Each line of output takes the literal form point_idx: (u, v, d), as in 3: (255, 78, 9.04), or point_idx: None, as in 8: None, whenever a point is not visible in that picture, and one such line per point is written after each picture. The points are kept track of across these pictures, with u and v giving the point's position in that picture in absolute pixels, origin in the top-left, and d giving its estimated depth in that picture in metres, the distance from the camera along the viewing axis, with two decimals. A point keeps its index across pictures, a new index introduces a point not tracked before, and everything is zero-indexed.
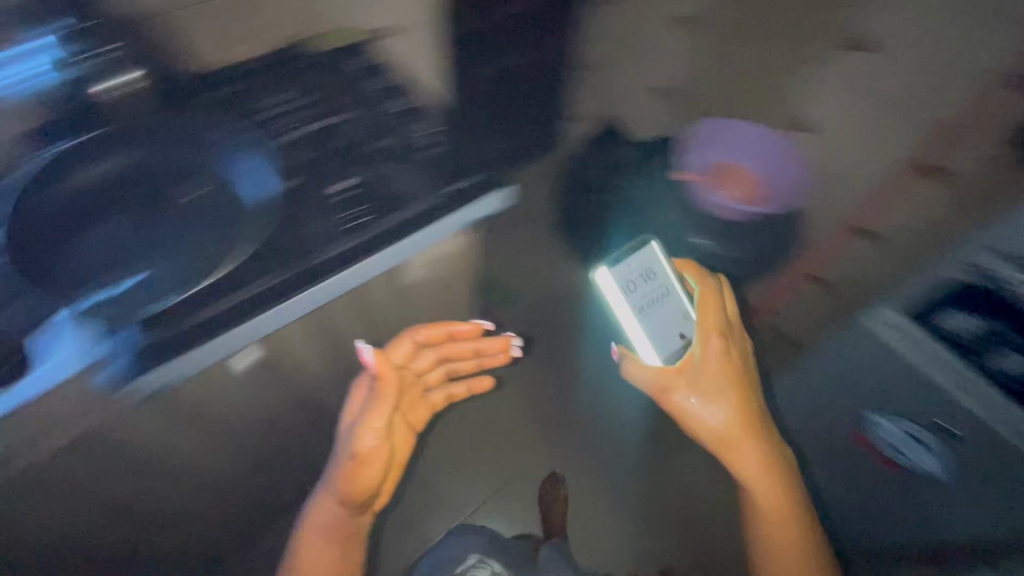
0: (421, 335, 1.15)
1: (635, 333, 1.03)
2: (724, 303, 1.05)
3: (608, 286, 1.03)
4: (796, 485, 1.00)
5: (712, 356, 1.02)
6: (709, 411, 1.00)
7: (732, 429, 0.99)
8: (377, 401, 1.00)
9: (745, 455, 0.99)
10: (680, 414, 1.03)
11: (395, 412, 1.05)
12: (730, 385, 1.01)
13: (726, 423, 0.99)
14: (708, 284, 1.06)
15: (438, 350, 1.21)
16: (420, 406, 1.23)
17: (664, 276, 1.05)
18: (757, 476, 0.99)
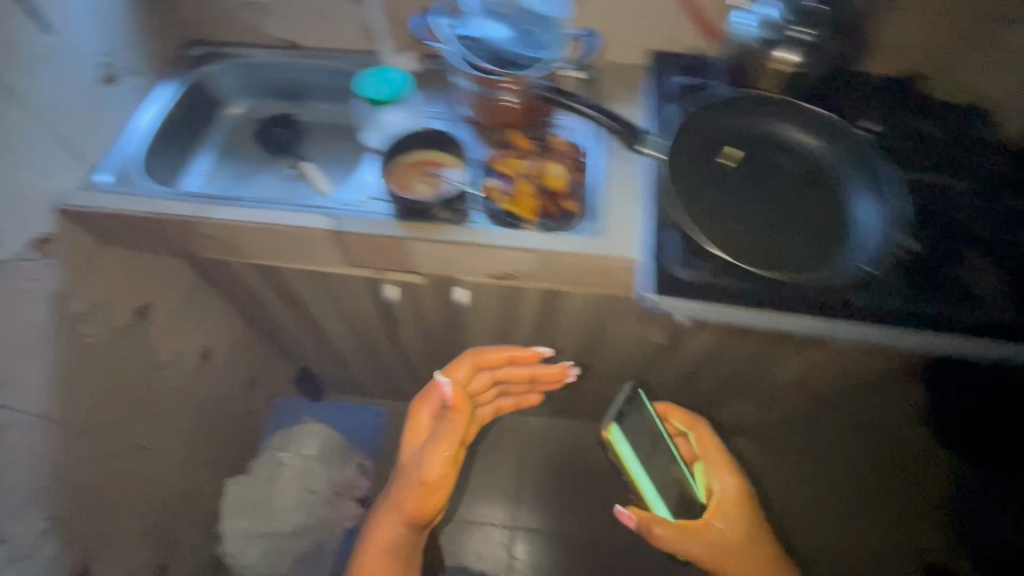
0: (483, 362, 1.08)
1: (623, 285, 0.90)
2: (692, 428, 1.09)
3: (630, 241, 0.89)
4: (758, 544, 0.96)
5: (716, 446, 1.06)
6: (699, 524, 0.93)
7: (728, 542, 0.93)
8: (443, 428, 0.97)
9: (706, 552, 0.91)
10: (703, 548, 0.91)
11: (434, 447, 0.96)
12: (729, 486, 1.00)
13: (735, 536, 0.94)
14: (694, 425, 1.09)
15: (498, 369, 1.11)
16: (430, 427, 1.03)
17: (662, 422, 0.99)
18: (736, 558, 0.93)
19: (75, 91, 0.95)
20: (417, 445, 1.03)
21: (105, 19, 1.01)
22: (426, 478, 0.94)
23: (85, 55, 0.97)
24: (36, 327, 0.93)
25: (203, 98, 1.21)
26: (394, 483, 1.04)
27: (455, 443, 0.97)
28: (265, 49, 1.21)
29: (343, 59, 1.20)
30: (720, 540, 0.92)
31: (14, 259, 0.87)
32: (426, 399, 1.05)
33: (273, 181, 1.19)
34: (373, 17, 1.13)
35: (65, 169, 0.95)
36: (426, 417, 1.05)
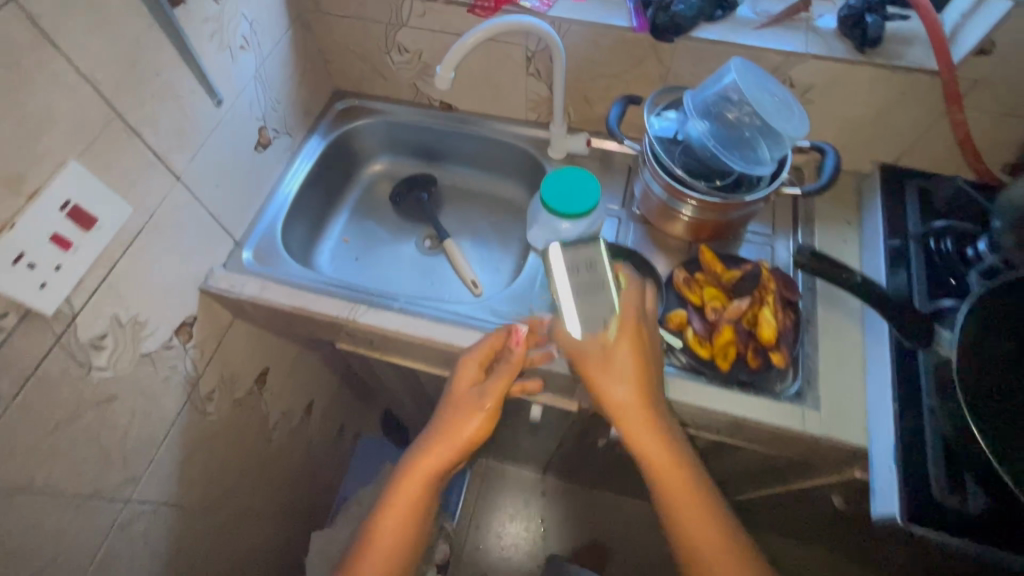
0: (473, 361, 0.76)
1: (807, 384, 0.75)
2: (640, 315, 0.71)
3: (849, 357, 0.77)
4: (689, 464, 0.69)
5: (652, 353, 0.71)
6: (640, 387, 0.67)
7: (655, 377, 0.69)
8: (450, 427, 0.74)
9: (647, 439, 0.67)
10: (641, 420, 0.67)
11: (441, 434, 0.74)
12: (633, 406, 0.68)
13: (654, 372, 0.69)
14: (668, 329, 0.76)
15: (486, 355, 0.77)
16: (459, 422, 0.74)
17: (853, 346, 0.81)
18: (664, 480, 0.67)
19: (231, 163, 0.87)
20: (462, 415, 0.74)
21: (267, 80, 0.92)
22: (487, 405, 0.73)
23: (246, 123, 0.88)
24: (169, 415, 0.86)
25: (345, 155, 1.13)
26: (433, 428, 0.76)
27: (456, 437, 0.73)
28: (416, 110, 1.11)
29: (502, 130, 1.08)
30: (636, 367, 0.67)
31: (158, 352, 0.80)
32: (492, 337, 0.77)
33: (409, 255, 1.10)
34: (550, 94, 0.99)
35: (214, 247, 0.87)
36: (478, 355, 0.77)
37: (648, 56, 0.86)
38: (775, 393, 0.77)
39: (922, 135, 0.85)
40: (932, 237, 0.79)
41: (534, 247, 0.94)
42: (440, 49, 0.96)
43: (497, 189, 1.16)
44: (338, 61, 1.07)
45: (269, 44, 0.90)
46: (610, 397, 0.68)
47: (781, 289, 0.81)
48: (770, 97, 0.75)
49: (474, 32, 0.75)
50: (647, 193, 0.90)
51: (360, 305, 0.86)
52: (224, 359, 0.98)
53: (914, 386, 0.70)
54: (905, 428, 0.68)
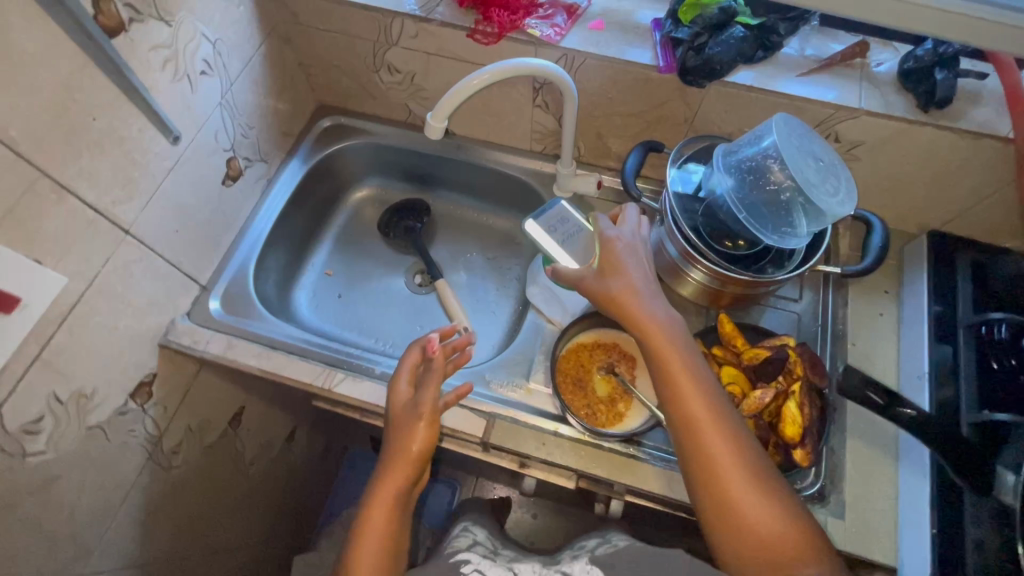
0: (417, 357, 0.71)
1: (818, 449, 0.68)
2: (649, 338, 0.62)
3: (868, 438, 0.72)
4: (741, 434, 0.56)
5: (667, 304, 0.62)
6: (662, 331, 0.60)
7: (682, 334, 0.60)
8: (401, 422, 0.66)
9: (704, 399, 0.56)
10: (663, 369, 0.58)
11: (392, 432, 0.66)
12: (680, 363, 0.58)
13: (679, 339, 0.60)
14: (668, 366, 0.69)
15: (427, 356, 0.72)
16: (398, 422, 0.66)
17: (882, 434, 0.73)
18: (718, 445, 0.54)
19: (194, 204, 0.78)
20: (401, 412, 0.66)
21: (235, 107, 0.81)
22: (425, 409, 0.65)
23: (211, 156, 0.78)
24: (127, 483, 0.76)
25: (328, 179, 1.02)
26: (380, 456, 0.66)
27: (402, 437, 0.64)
28: (408, 132, 1.00)
29: (504, 160, 0.97)
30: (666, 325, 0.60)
31: (111, 420, 0.71)
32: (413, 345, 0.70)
33: (397, 292, 1.00)
34: (557, 126, 0.88)
35: (174, 299, 0.79)
36: (406, 373, 0.69)
37: (673, 98, 0.76)
38: (795, 495, 0.69)
39: (978, 202, 0.75)
40: (989, 328, 0.69)
41: (533, 305, 0.86)
42: (435, 72, 0.85)
43: (498, 219, 1.04)
44: (321, 76, 0.95)
45: (237, 66, 0.80)
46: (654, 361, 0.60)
47: (808, 374, 0.71)
48: (816, 171, 0.64)
49: (476, 75, 0.65)
50: (660, 247, 0.80)
51: (338, 371, 0.78)
52: (192, 412, 0.86)
53: (956, 515, 0.61)
54: (942, 564, 0.60)
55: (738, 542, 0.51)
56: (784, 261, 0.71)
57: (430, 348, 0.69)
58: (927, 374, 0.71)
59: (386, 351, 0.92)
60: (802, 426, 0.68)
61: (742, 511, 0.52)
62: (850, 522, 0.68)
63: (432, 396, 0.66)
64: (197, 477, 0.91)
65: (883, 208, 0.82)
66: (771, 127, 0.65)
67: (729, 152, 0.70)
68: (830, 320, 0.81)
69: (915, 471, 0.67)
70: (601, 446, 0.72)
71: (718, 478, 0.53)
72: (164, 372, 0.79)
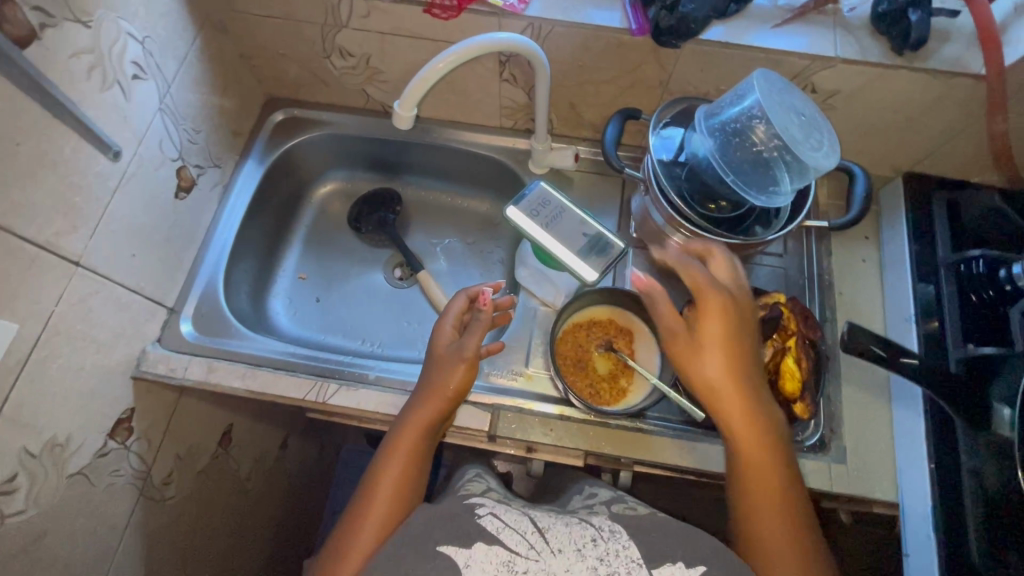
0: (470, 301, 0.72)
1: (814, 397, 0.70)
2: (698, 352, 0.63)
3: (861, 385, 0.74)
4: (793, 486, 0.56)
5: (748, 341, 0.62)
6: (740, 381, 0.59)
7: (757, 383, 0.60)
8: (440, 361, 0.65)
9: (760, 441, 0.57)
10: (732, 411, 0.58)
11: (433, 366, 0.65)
12: (746, 402, 0.58)
13: (754, 391, 0.59)
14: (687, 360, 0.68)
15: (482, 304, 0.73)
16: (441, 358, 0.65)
17: (872, 379, 0.75)
18: (766, 493, 0.55)
19: (147, 224, 0.71)
20: (445, 353, 0.65)
21: (177, 111, 0.74)
22: (468, 352, 0.64)
23: (160, 169, 0.72)
24: (120, 524, 0.72)
25: (288, 177, 0.96)
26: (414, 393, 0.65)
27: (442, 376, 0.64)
28: (369, 119, 0.94)
29: (474, 139, 0.92)
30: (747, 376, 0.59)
31: (92, 463, 0.67)
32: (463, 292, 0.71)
33: (378, 289, 0.96)
34: (527, 99, 0.84)
35: (141, 327, 0.74)
36: (455, 315, 0.69)
37: (647, 61, 0.73)
38: (799, 446, 0.71)
39: (950, 140, 0.76)
40: (969, 265, 0.70)
41: (524, 287, 0.83)
42: (393, 54, 0.79)
43: (473, 201, 1.00)
44: (267, 67, 0.88)
45: (172, 65, 0.73)
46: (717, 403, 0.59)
47: (801, 328, 0.73)
48: (800, 127, 0.62)
49: (441, 58, 0.61)
50: (645, 214, 0.78)
51: (331, 383, 0.74)
52: (179, 439, 0.81)
53: (952, 448, 0.64)
54: (942, 498, 0.62)
55: None
56: (772, 220, 0.71)
57: (484, 302, 0.68)
58: (914, 317, 0.72)
59: (377, 352, 0.89)
60: (800, 380, 0.70)
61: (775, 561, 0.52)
62: (852, 467, 0.70)
63: (478, 341, 0.66)
64: (192, 502, 0.86)
65: (858, 155, 0.83)
66: (754, 85, 0.63)
67: (711, 114, 0.68)
68: (815, 271, 0.82)
69: (908, 412, 0.69)
70: (611, 425, 0.72)
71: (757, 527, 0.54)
72: (142, 404, 0.74)
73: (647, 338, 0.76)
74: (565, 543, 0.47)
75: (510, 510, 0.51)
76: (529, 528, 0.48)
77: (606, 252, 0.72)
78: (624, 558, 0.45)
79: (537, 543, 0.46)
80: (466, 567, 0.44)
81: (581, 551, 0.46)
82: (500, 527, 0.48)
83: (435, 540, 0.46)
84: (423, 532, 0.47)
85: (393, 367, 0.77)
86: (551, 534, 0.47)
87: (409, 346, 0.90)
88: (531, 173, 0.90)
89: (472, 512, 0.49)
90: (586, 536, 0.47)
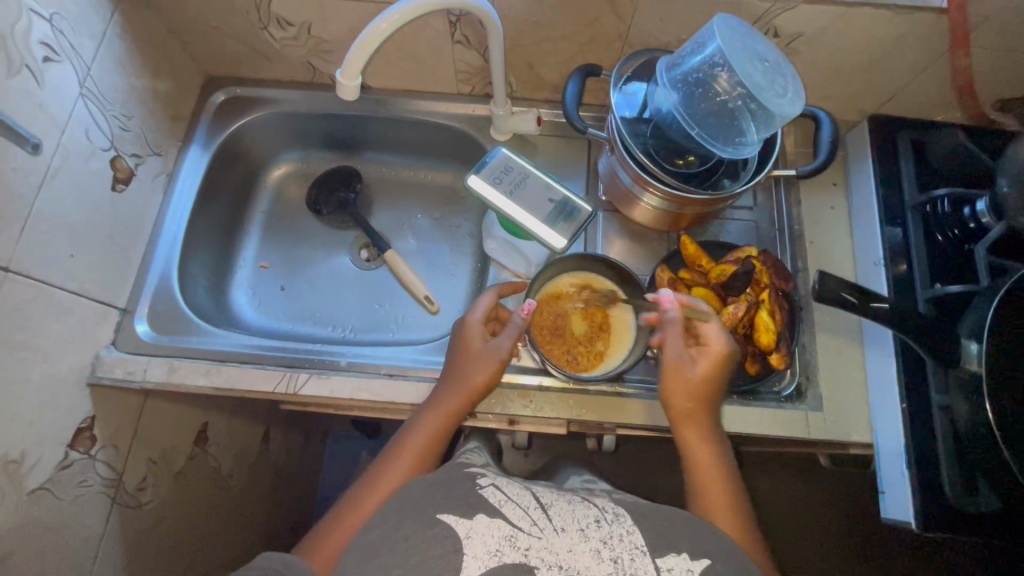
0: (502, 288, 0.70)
1: (789, 346, 0.70)
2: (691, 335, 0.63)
3: (830, 329, 0.75)
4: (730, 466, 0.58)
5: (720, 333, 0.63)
6: (705, 364, 0.60)
7: (725, 375, 0.61)
8: (469, 353, 0.63)
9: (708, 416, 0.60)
10: (685, 391, 0.59)
11: (462, 356, 0.63)
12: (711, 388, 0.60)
13: (721, 377, 0.60)
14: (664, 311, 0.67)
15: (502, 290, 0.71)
16: (470, 349, 0.63)
17: (844, 324, 0.76)
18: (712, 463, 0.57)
19: (84, 221, 0.67)
20: (473, 355, 0.63)
21: (102, 96, 0.70)
22: (504, 352, 0.63)
23: (90, 162, 0.68)
24: (94, 537, 0.68)
25: (238, 162, 0.91)
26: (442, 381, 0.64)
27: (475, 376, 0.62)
28: (318, 93, 0.89)
29: (432, 109, 0.88)
30: (717, 363, 0.60)
31: (55, 477, 0.63)
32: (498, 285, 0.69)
33: (344, 272, 0.92)
34: (483, 62, 0.80)
35: (91, 332, 0.70)
36: (484, 312, 0.66)
37: (604, 13, 0.70)
38: (775, 396, 0.73)
39: (913, 79, 0.75)
40: (934, 205, 0.71)
41: (494, 260, 0.81)
42: (335, 20, 0.74)
43: (436, 174, 0.97)
44: (200, 43, 0.82)
45: (89, 46, 0.68)
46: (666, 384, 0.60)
47: (774, 280, 0.72)
48: (764, 73, 0.60)
49: (382, 19, 0.57)
50: (612, 175, 0.76)
51: (300, 373, 0.72)
52: (151, 442, 0.76)
53: (925, 386, 0.65)
54: (915, 435, 0.64)
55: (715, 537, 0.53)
56: (741, 171, 0.69)
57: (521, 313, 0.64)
58: (881, 260, 0.72)
59: (349, 338, 0.86)
60: (775, 332, 0.69)
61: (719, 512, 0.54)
62: (828, 411, 0.71)
63: (508, 347, 0.63)
64: (174, 506, 0.81)
65: (823, 100, 0.81)
66: (715, 31, 0.60)
67: (673, 64, 0.65)
68: (786, 222, 0.81)
69: (881, 355, 0.70)
70: (590, 392, 0.71)
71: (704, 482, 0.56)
72: (103, 414, 0.70)
73: (621, 302, 0.75)
74: (568, 522, 0.43)
75: (512, 482, 0.47)
76: (532, 503, 0.44)
77: (574, 216, 0.70)
78: (628, 543, 0.42)
79: (540, 519, 0.43)
80: (465, 540, 0.41)
81: (585, 531, 0.42)
82: (502, 500, 0.44)
83: (434, 508, 0.43)
84: (423, 499, 0.43)
85: (365, 352, 0.75)
86: (554, 512, 0.44)
87: (381, 328, 0.87)
88: (494, 141, 0.86)
89: (472, 481, 0.45)
90: (589, 516, 0.43)
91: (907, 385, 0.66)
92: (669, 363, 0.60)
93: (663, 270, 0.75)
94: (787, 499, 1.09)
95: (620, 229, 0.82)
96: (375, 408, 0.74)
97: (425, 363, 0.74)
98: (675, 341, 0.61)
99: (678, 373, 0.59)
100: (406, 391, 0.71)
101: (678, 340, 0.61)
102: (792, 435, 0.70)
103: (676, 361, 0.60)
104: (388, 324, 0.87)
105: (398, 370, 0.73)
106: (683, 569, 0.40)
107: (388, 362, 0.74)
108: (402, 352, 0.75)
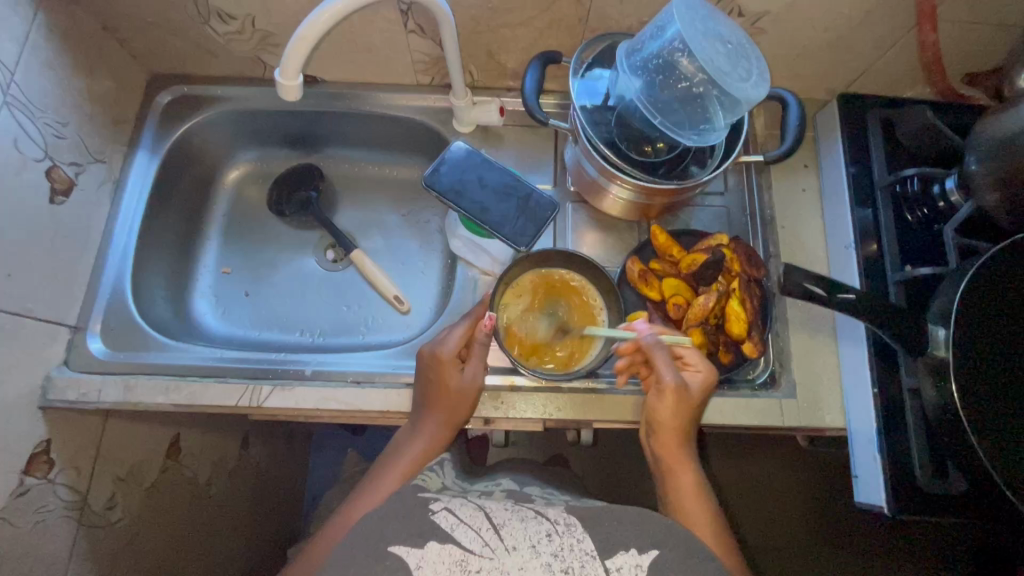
0: (475, 312, 0.68)
1: (763, 331, 0.70)
2: (696, 377, 0.63)
3: (799, 314, 0.75)
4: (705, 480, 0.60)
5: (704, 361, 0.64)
6: (696, 391, 0.62)
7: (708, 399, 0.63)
8: (444, 379, 0.64)
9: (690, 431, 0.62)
10: (674, 408, 0.60)
11: (438, 385, 0.64)
12: (697, 416, 0.62)
13: (702, 403, 0.62)
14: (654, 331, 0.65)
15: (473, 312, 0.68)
16: (449, 372, 0.64)
17: (817, 310, 0.75)
18: (687, 478, 0.60)
19: (21, 238, 0.64)
20: (448, 386, 0.64)
21: (30, 103, 0.66)
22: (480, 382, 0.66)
23: (22, 174, 0.64)
24: (60, 561, 0.66)
25: (190, 165, 0.87)
26: (418, 409, 0.66)
27: (455, 408, 0.64)
28: (269, 88, 0.84)
29: (390, 101, 0.84)
30: (706, 389, 0.62)
31: (10, 506, 0.60)
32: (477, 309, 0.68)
33: (309, 274, 0.89)
34: (439, 50, 0.76)
35: (38, 352, 0.67)
36: (455, 343, 0.65)
37: None
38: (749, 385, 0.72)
39: (883, 54, 0.73)
40: (903, 184, 0.69)
41: (461, 259, 0.80)
42: (277, 10, 0.70)
43: (401, 168, 0.94)
44: (138, 40, 0.77)
45: (11, 49, 0.64)
46: (661, 401, 0.61)
47: (746, 268, 0.70)
48: (727, 56, 0.58)
49: (319, 13, 0.54)
50: (578, 167, 0.74)
51: (263, 385, 0.70)
52: (115, 459, 0.73)
53: (893, 370, 0.66)
54: (886, 416, 0.64)
55: (694, 526, 0.55)
56: (708, 158, 0.67)
57: (483, 327, 0.65)
58: (852, 243, 0.71)
59: (317, 342, 0.84)
60: (746, 321, 0.68)
61: (692, 514, 0.57)
62: (801, 396, 0.71)
63: (481, 376, 0.66)
64: (149, 521, 0.78)
65: (791, 80, 0.79)
66: (673, 15, 0.58)
67: (633, 50, 0.62)
68: (757, 207, 0.80)
69: (852, 343, 0.70)
70: (563, 390, 0.70)
71: (674, 493, 0.59)
72: (60, 437, 0.67)
73: (598, 301, 0.73)
74: (520, 540, 0.42)
75: (466, 503, 0.45)
76: (484, 524, 0.43)
77: (543, 210, 0.69)
78: (578, 551, 0.41)
79: (492, 540, 0.42)
80: (417, 570, 0.39)
81: (536, 547, 0.41)
82: (454, 524, 0.42)
83: (387, 540, 0.41)
84: (374, 532, 0.41)
85: (332, 359, 0.73)
86: (505, 531, 0.42)
87: (350, 332, 0.85)
88: (457, 133, 0.83)
89: (425, 507, 0.44)
90: (541, 531, 0.42)
91: (877, 369, 0.66)
92: (668, 383, 0.60)
93: (637, 262, 0.72)
94: (767, 484, 1.11)
95: (589, 221, 0.80)
96: (344, 415, 0.73)
97: (393, 368, 0.72)
98: (668, 365, 0.61)
99: (676, 393, 0.60)
100: (375, 397, 0.70)
101: (670, 363, 0.61)
102: (769, 420, 0.69)
103: (674, 382, 0.60)
104: (357, 327, 0.85)
105: (367, 378, 0.71)
106: (632, 564, 0.40)
107: (356, 369, 0.72)
108: (372, 357, 0.74)
